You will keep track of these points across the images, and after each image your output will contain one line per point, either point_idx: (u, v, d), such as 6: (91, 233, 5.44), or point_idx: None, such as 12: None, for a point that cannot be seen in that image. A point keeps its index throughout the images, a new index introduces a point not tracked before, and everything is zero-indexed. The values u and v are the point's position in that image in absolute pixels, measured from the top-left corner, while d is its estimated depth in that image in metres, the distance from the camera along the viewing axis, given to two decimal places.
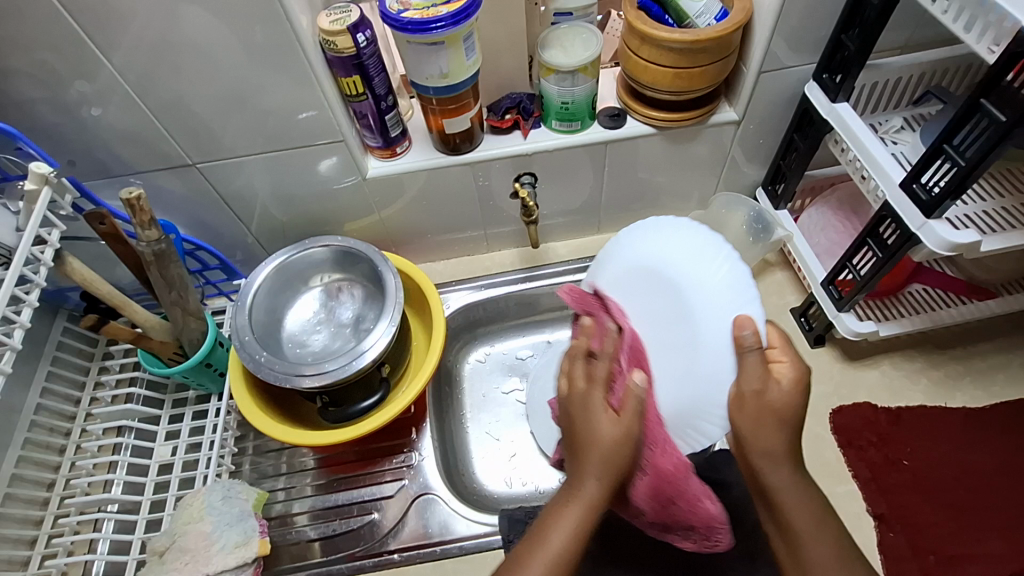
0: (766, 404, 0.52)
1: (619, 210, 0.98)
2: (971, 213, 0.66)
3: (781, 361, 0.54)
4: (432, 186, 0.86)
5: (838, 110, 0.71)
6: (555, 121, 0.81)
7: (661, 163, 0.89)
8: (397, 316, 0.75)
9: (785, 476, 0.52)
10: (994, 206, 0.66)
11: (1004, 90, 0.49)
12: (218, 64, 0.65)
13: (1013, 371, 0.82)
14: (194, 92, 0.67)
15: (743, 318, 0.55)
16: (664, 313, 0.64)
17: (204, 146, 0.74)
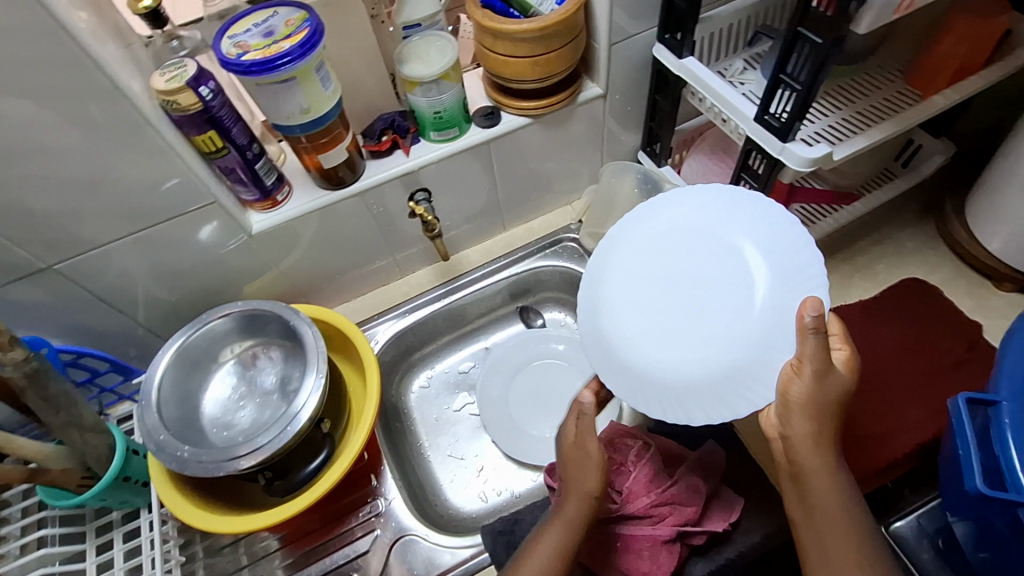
0: (825, 389, 0.55)
1: (518, 203, 0.99)
2: (819, 129, 0.73)
3: (840, 349, 0.60)
4: (325, 225, 0.83)
5: (686, 64, 0.76)
6: (432, 133, 0.80)
7: (545, 150, 0.91)
8: (324, 368, 0.71)
9: (828, 475, 0.55)
10: (836, 118, 0.74)
11: (814, 16, 0.55)
12: (50, 154, 0.58)
13: (889, 258, 0.92)
14: (30, 188, 0.60)
15: (807, 300, 0.55)
16: (707, 275, 0.65)
17: (59, 245, 0.67)
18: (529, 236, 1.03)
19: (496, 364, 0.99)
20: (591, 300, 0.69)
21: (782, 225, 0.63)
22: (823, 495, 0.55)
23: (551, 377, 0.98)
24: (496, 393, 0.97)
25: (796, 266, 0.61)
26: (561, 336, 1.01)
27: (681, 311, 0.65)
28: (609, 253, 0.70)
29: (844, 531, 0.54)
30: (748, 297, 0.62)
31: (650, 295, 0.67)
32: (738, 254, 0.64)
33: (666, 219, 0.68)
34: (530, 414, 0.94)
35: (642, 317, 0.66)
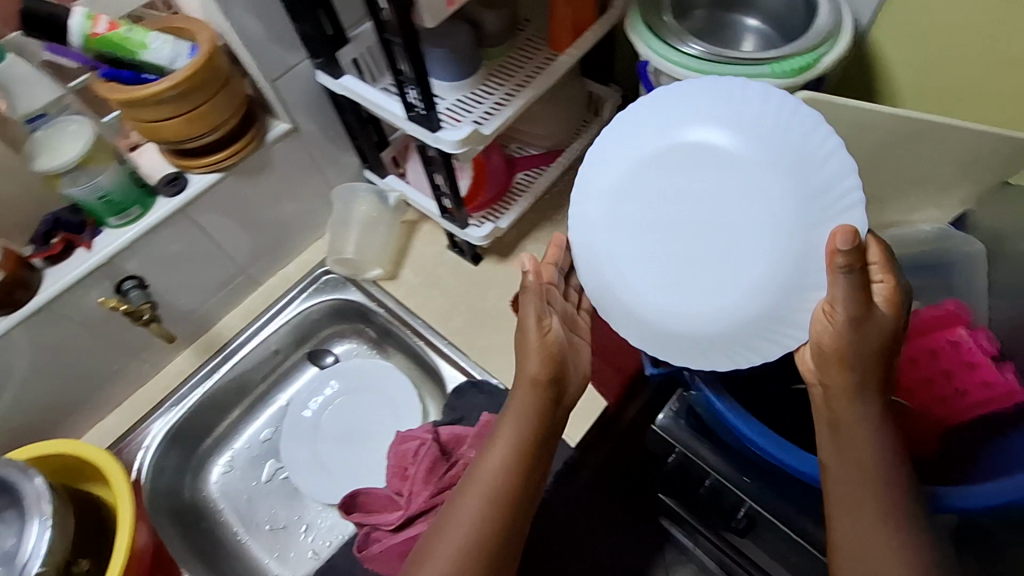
0: (861, 329, 0.54)
1: (259, 256, 0.96)
2: (488, 108, 0.82)
3: (885, 278, 0.56)
4: (24, 351, 0.75)
5: (343, 83, 0.77)
6: (110, 218, 0.75)
7: (257, 198, 0.89)
8: (51, 511, 0.64)
9: (869, 412, 0.58)
10: (501, 94, 0.83)
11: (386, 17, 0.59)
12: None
13: None
14: None
15: (838, 229, 0.51)
16: (716, 199, 0.57)
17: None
18: (287, 283, 1.00)
19: (296, 420, 0.97)
20: (599, 232, 0.62)
21: (800, 123, 0.55)
22: (858, 432, 0.58)
23: (353, 410, 0.97)
24: (303, 447, 0.95)
25: (819, 180, 0.54)
26: (353, 366, 1.01)
27: (700, 242, 0.58)
28: (597, 190, 0.61)
29: (883, 494, 0.57)
30: (771, 220, 0.55)
31: (664, 228, 0.59)
32: (754, 166, 0.55)
33: (663, 134, 0.58)
34: (341, 453, 0.95)
35: (652, 251, 0.60)
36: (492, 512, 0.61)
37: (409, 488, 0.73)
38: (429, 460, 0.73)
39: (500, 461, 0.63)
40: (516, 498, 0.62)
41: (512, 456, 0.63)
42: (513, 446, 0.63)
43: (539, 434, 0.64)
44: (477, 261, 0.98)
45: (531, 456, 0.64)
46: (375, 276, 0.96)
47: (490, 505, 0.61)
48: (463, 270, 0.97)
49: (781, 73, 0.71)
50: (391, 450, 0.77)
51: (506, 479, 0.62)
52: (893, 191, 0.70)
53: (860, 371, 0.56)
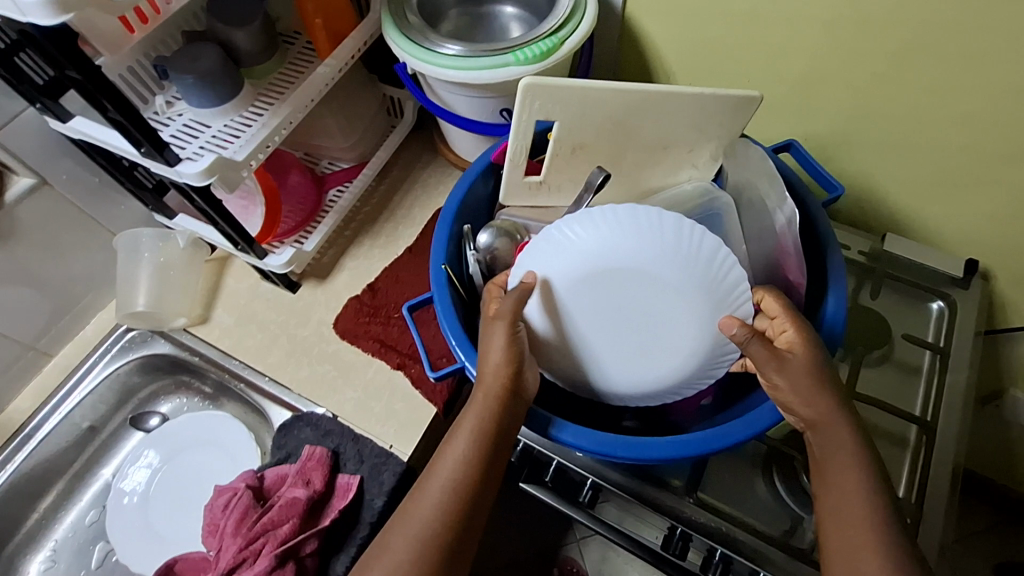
0: (793, 370, 0.56)
1: (41, 326, 0.87)
2: (257, 134, 0.73)
3: (781, 327, 0.59)
4: None
5: (74, 126, 0.70)
6: None
7: (15, 265, 0.80)
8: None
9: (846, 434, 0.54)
10: (272, 116, 0.75)
11: (50, 59, 0.55)
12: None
13: (423, 200, 1.01)
14: None
15: (725, 318, 0.57)
16: (636, 301, 0.61)
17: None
18: (85, 349, 0.91)
19: (121, 496, 0.89)
20: (554, 347, 0.65)
21: (684, 226, 0.60)
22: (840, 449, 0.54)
23: (186, 470, 0.90)
24: (132, 523, 0.87)
25: (711, 268, 0.61)
26: (180, 423, 0.93)
27: (626, 331, 0.63)
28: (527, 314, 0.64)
29: (854, 499, 0.52)
30: (683, 307, 0.61)
31: (591, 323, 0.63)
32: (664, 264, 0.60)
33: (562, 254, 0.61)
34: (176, 519, 0.86)
35: (599, 349, 0.64)
36: (439, 536, 0.52)
37: (221, 544, 0.70)
38: (239, 511, 0.71)
39: (454, 477, 0.54)
40: (468, 522, 0.53)
41: (465, 471, 0.54)
42: (470, 456, 0.54)
43: (495, 442, 0.55)
44: (294, 289, 0.92)
45: (490, 470, 0.55)
46: (182, 325, 0.90)
47: (439, 527, 0.52)
48: (280, 301, 0.92)
49: (527, 60, 0.73)
50: (207, 508, 0.74)
51: (459, 499, 0.53)
52: (647, 159, 0.73)
53: (811, 409, 0.55)
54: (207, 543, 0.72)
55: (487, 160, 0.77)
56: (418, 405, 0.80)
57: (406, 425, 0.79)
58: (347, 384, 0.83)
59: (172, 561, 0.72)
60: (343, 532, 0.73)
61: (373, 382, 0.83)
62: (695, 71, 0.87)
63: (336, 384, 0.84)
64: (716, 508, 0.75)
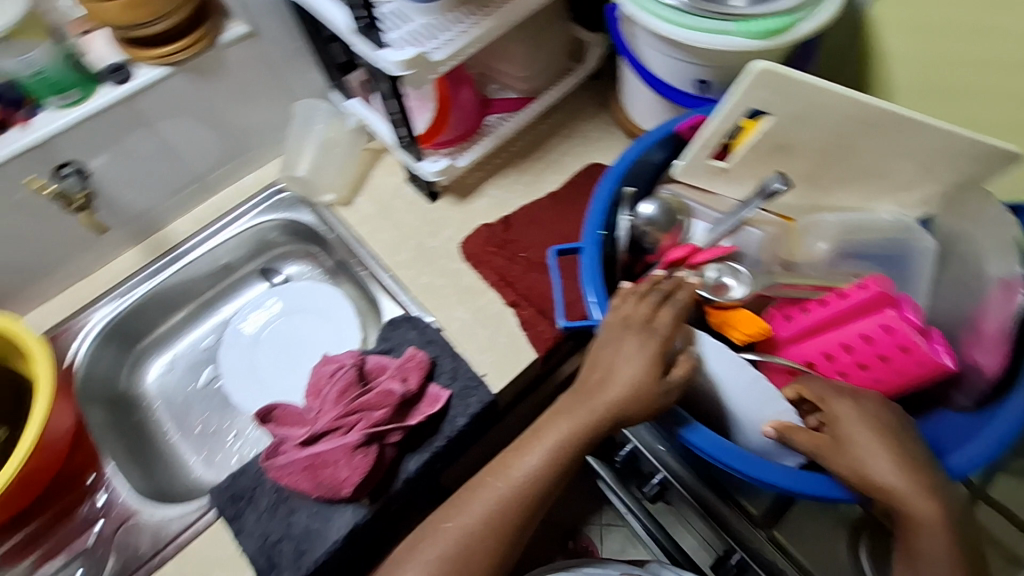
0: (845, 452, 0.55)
1: (213, 161, 0.94)
2: (450, 37, 0.71)
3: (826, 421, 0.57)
4: None
5: None
6: (51, 97, 0.75)
7: (212, 101, 0.87)
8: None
9: (936, 512, 0.52)
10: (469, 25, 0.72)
11: None
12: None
13: (577, 151, 0.99)
14: None
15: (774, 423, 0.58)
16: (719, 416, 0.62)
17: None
18: (243, 195, 0.99)
19: (236, 335, 0.97)
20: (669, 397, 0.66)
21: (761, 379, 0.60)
22: (931, 538, 0.51)
23: (295, 331, 0.97)
24: (242, 359, 0.95)
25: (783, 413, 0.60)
26: (301, 288, 1.00)
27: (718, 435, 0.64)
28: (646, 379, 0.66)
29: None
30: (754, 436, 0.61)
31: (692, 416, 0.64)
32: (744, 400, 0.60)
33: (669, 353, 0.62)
34: (279, 370, 0.94)
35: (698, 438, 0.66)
36: (501, 514, 0.57)
37: (321, 406, 0.74)
38: (340, 383, 0.73)
39: (537, 462, 0.58)
40: (535, 506, 0.58)
41: (549, 458, 0.58)
42: (558, 447, 0.58)
43: (583, 445, 0.58)
44: (434, 199, 0.95)
45: (571, 463, 0.58)
46: (328, 201, 0.95)
47: (508, 502, 0.57)
48: (419, 208, 0.95)
49: (749, 34, 0.66)
50: (313, 374, 0.78)
51: (536, 483, 0.58)
52: (845, 178, 0.66)
53: (891, 487, 0.53)
54: (309, 402, 0.76)
55: (673, 128, 0.71)
56: (520, 346, 0.81)
57: (504, 360, 0.81)
58: (459, 304, 0.85)
59: (271, 408, 0.76)
60: (422, 435, 0.75)
61: (486, 311, 0.84)
62: (921, 100, 0.77)
63: (449, 301, 0.86)
64: (787, 550, 0.72)
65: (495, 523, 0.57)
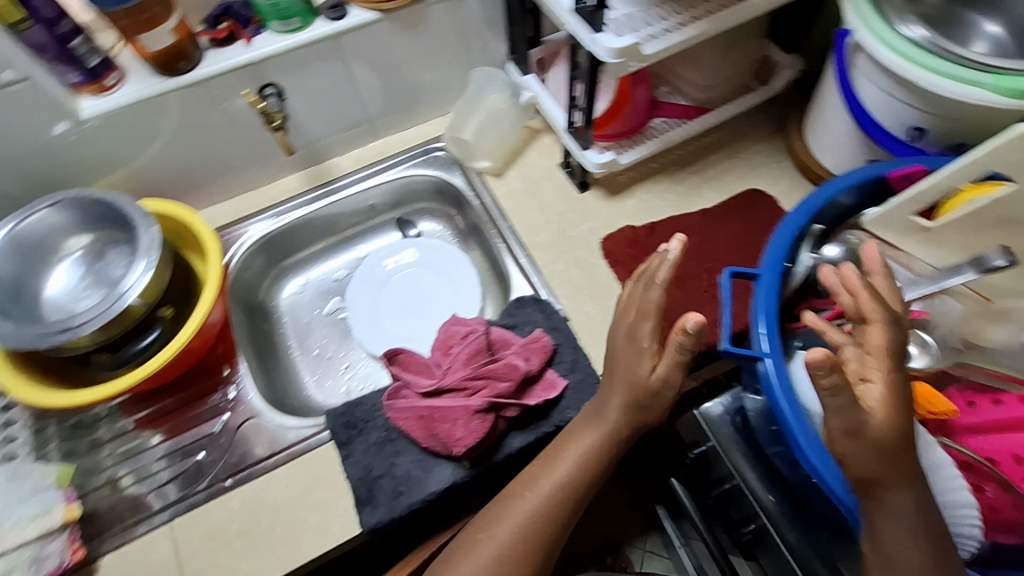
0: (862, 439, 0.48)
1: (387, 107, 0.98)
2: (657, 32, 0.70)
3: (864, 358, 0.51)
4: (170, 122, 0.82)
5: None
6: (273, 22, 0.79)
7: (403, 51, 0.90)
8: (154, 235, 0.74)
9: (908, 501, 0.49)
10: (675, 23, 0.71)
11: None
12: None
13: (738, 172, 0.95)
14: None
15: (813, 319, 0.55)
16: None
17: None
18: (402, 145, 1.02)
19: (367, 274, 1.02)
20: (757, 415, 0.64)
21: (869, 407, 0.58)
22: (890, 533, 0.49)
23: (420, 285, 1.01)
24: (367, 300, 1.00)
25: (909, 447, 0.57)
26: (433, 246, 1.03)
27: None
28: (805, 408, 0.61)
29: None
30: None
31: None
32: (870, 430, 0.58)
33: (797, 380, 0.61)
34: (399, 318, 0.98)
35: None
36: (535, 513, 0.63)
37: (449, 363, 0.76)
38: (471, 346, 0.76)
39: (566, 474, 0.64)
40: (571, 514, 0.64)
41: (580, 464, 0.64)
42: (584, 455, 0.64)
43: (607, 455, 0.64)
44: (582, 189, 0.94)
45: (602, 469, 0.65)
46: (480, 168, 0.97)
47: (543, 503, 0.63)
48: (566, 194, 0.95)
49: (1004, 92, 0.60)
50: (440, 330, 0.82)
51: (569, 493, 0.64)
52: None
53: (859, 476, 0.50)
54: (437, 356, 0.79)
55: (880, 173, 0.66)
56: None
57: None
58: (589, 299, 0.85)
59: (398, 351, 0.79)
60: (532, 417, 0.75)
61: (616, 312, 0.83)
62: None
63: (580, 293, 0.86)
64: None
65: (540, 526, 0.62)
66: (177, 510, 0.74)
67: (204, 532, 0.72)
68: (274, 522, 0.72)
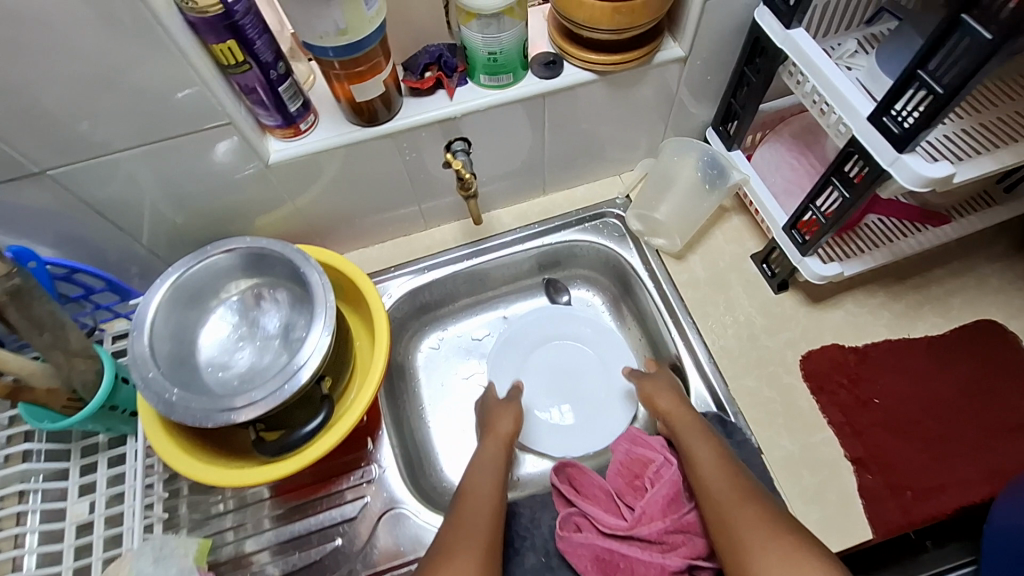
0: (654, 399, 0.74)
1: (563, 166, 0.88)
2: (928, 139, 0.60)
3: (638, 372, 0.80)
4: (349, 168, 0.74)
5: (794, 38, 0.62)
6: (482, 76, 0.69)
7: (601, 113, 0.80)
8: (332, 314, 0.67)
9: (705, 453, 0.64)
10: (953, 129, 0.61)
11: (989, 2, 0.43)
12: (12, 15, 0.47)
13: (968, 295, 0.81)
14: (59, 109, 0.56)
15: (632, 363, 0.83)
16: None
17: (63, 146, 0.59)
18: (569, 205, 0.93)
19: (511, 339, 0.92)
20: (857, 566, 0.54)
21: None
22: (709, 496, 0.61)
23: (569, 363, 0.91)
24: (509, 371, 0.90)
25: None
26: (586, 321, 0.92)
27: None
28: None
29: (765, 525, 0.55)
30: None
31: None
32: None
33: None
34: (546, 398, 0.89)
35: None
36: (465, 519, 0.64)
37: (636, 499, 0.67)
38: (668, 488, 0.65)
39: (483, 512, 0.64)
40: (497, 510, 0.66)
41: (484, 476, 0.70)
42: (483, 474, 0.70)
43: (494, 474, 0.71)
44: (779, 290, 0.82)
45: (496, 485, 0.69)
46: (658, 246, 0.86)
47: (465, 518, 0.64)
48: (757, 292, 0.83)
49: None
50: (621, 450, 0.72)
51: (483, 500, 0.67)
52: None
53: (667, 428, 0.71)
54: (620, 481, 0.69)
55: None
56: (849, 513, 0.69)
57: (830, 524, 0.68)
58: (785, 429, 0.74)
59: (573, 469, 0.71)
60: None
61: (816, 452, 0.72)
62: None
63: (774, 421, 0.74)
64: None
65: (485, 541, 0.61)
66: None
67: None
68: None
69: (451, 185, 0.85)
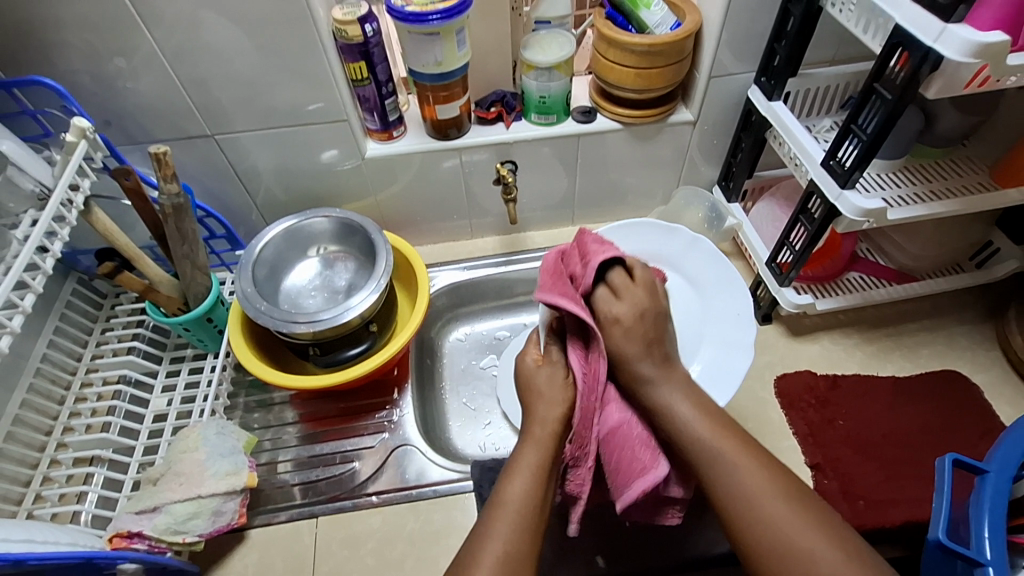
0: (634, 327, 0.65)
1: (591, 202, 1.07)
2: (887, 195, 0.76)
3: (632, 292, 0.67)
4: (421, 174, 0.96)
5: (775, 108, 0.81)
6: (534, 115, 0.91)
7: (623, 162, 0.99)
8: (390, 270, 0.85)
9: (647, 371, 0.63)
10: (907, 190, 0.76)
11: (889, 73, 0.60)
12: (226, 29, 0.72)
13: (936, 347, 0.90)
14: (227, 95, 0.80)
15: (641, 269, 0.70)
16: None
17: (222, 121, 0.83)
18: None
19: None
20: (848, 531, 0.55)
21: None
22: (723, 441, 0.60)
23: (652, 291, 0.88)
24: None
25: None
26: (655, 227, 0.89)
27: None
28: None
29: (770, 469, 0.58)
30: None
31: None
32: None
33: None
34: None
35: None
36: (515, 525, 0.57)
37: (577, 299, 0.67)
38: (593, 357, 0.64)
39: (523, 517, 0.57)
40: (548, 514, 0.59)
41: (534, 474, 0.61)
42: (532, 469, 0.61)
43: (545, 472, 0.61)
44: (764, 321, 0.94)
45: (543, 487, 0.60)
46: None
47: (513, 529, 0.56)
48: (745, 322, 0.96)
49: None
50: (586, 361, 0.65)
51: (534, 502, 0.59)
52: None
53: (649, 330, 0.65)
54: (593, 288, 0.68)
55: None
56: None
57: None
58: (754, 434, 0.83)
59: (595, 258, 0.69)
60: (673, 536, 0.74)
61: (778, 455, 0.81)
62: None
63: (744, 425, 0.84)
64: None
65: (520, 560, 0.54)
66: (325, 509, 0.81)
67: (342, 540, 0.79)
68: (406, 554, 0.77)
69: (497, 204, 1.05)
